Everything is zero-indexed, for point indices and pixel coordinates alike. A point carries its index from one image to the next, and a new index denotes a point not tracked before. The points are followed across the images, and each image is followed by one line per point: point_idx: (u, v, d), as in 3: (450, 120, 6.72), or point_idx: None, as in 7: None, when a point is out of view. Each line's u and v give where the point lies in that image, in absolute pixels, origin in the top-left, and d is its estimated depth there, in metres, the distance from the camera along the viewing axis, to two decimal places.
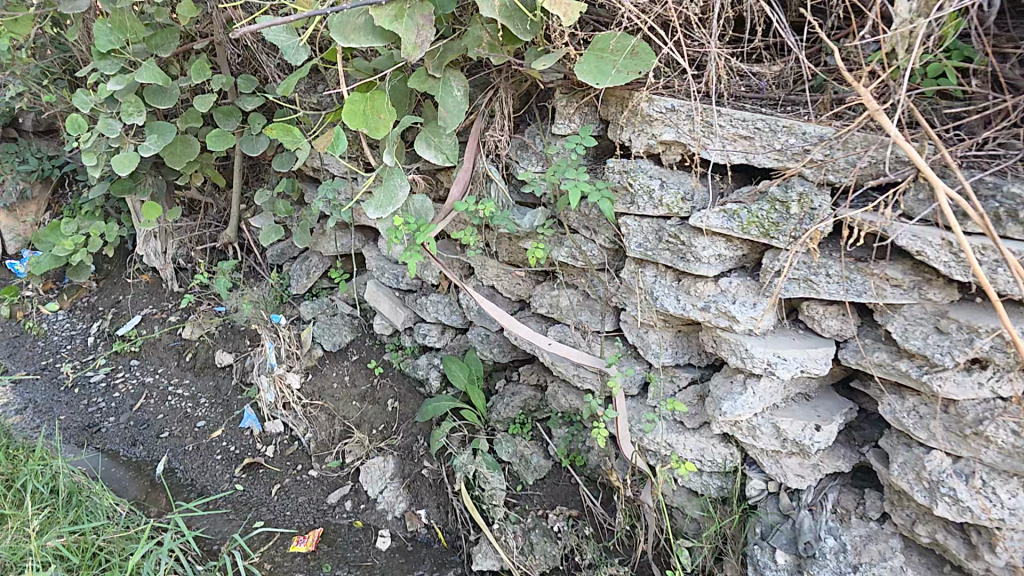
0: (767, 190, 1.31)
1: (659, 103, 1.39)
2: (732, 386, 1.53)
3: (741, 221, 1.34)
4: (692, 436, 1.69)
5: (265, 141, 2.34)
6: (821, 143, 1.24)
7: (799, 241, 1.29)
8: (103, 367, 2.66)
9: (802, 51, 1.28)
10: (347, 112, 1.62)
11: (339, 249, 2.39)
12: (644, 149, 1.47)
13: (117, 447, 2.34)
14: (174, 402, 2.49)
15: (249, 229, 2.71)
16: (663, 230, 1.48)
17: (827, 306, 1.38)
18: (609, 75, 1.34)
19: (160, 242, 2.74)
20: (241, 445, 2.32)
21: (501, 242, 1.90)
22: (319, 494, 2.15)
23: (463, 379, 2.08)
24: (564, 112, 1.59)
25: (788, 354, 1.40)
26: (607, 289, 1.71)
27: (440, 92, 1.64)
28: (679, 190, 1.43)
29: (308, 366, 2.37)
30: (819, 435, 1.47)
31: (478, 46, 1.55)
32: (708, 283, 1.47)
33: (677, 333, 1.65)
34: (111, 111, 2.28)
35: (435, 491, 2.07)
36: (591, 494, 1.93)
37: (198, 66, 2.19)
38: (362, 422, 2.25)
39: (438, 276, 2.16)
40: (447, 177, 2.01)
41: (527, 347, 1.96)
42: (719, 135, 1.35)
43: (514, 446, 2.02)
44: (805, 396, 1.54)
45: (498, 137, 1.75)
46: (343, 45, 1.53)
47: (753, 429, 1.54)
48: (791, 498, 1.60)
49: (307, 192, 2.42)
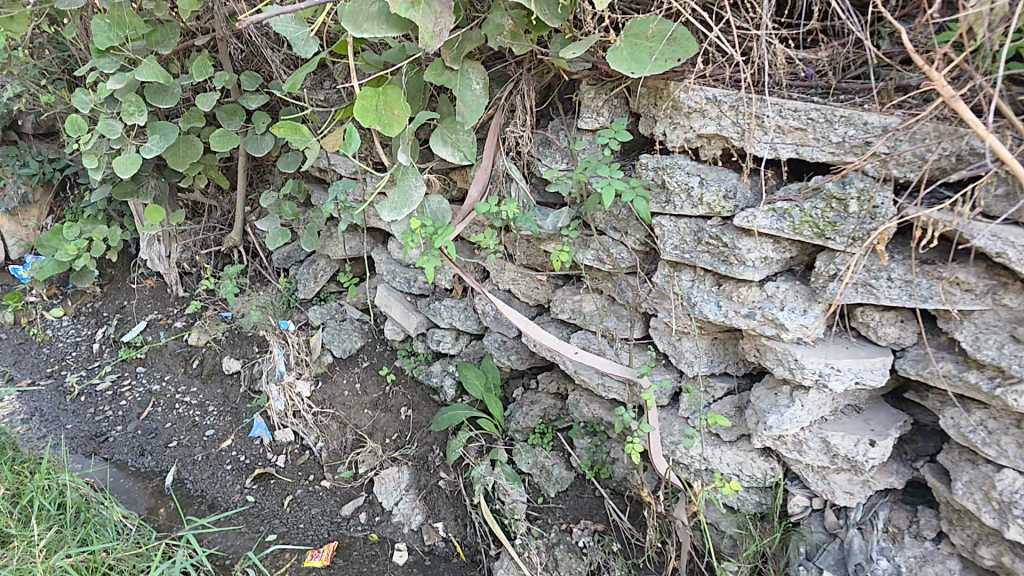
0: (822, 187, 1.22)
1: (699, 93, 1.30)
2: (777, 399, 1.42)
3: (792, 221, 1.25)
4: (729, 449, 1.55)
5: (270, 140, 2.25)
6: (885, 134, 1.15)
7: (860, 243, 1.20)
8: (108, 374, 2.57)
9: (865, 35, 1.17)
10: (358, 108, 1.53)
11: (348, 252, 2.29)
12: (681, 144, 1.38)
13: (126, 458, 2.25)
14: (182, 410, 2.40)
15: (255, 231, 2.61)
16: (703, 231, 1.38)
17: (884, 312, 1.27)
18: (646, 65, 1.25)
19: (164, 245, 2.66)
20: (251, 455, 2.22)
21: (520, 245, 1.79)
22: (332, 506, 2.05)
23: (479, 387, 1.97)
24: (592, 105, 1.50)
25: (842, 365, 1.29)
26: (636, 294, 1.60)
27: (458, 85, 1.54)
28: (721, 187, 1.34)
29: (318, 373, 2.28)
30: (874, 452, 1.34)
31: (499, 34, 1.47)
32: (752, 287, 1.37)
33: (713, 341, 1.54)
34: (112, 111, 2.19)
35: (452, 503, 1.96)
36: (617, 508, 1.81)
37: (200, 63, 2.09)
38: (375, 431, 2.15)
39: (452, 280, 2.05)
40: (462, 176, 1.90)
41: (548, 354, 1.85)
42: (767, 127, 1.26)
43: (534, 457, 1.91)
44: (854, 408, 1.42)
45: (519, 133, 1.63)
46: (356, 36, 1.44)
47: (800, 444, 1.42)
48: (839, 516, 1.46)
49: (314, 193, 2.31)
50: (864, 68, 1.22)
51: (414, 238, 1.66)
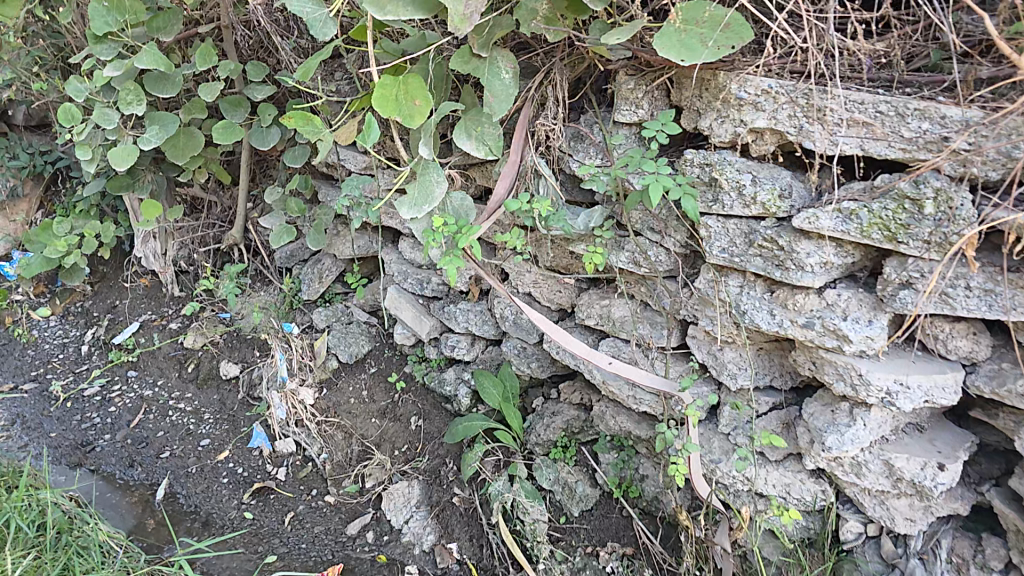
0: (893, 187, 1.13)
1: (754, 84, 1.22)
2: (834, 417, 1.30)
3: (860, 224, 1.16)
4: (776, 469, 1.43)
5: (277, 132, 2.13)
6: (966, 130, 1.07)
7: (937, 246, 1.11)
8: (97, 378, 2.42)
9: (949, 25, 1.12)
10: (377, 97, 1.42)
11: (357, 252, 2.17)
12: (730, 139, 1.29)
13: (114, 469, 2.09)
14: (175, 418, 2.25)
15: (257, 229, 2.48)
16: (755, 232, 1.28)
17: (954, 324, 1.19)
18: (698, 53, 1.17)
19: (160, 242, 2.53)
20: (249, 467, 2.08)
21: (547, 247, 1.68)
22: (336, 523, 1.90)
23: (497, 396, 1.86)
24: (631, 97, 1.40)
25: (911, 381, 1.19)
26: (674, 300, 1.48)
27: (486, 74, 1.43)
28: (775, 185, 1.25)
29: (321, 379, 2.17)
30: (943, 476, 1.23)
31: (533, 19, 1.36)
32: (810, 295, 1.26)
33: (758, 352, 1.42)
34: (108, 100, 2.07)
35: (467, 522, 1.82)
36: (648, 530, 1.66)
37: (205, 52, 1.96)
38: (382, 442, 2.03)
39: (469, 282, 1.93)
40: (481, 172, 1.78)
41: (572, 362, 1.74)
42: (831, 121, 1.17)
43: (557, 472, 1.78)
44: (917, 427, 1.31)
45: (550, 126, 1.52)
46: (379, 18, 1.33)
47: (859, 466, 1.30)
48: (896, 544, 1.35)
49: (321, 189, 2.20)
50: (923, 63, 1.18)
51: (435, 236, 1.54)
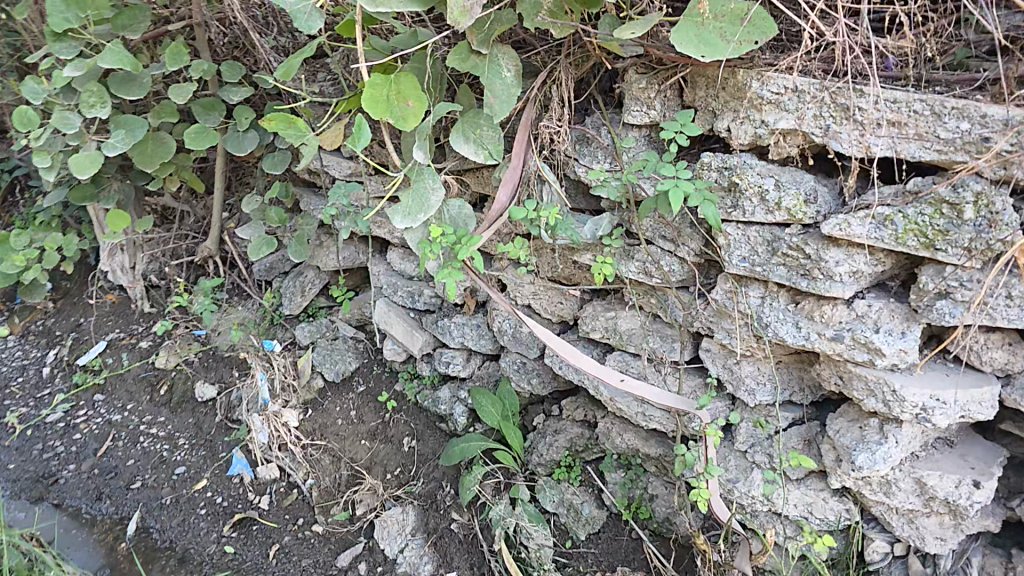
0: (929, 191, 1.06)
1: (774, 82, 1.14)
2: (864, 434, 1.24)
3: (895, 230, 1.09)
4: (796, 488, 1.37)
5: (253, 137, 2.00)
6: (1007, 130, 0.99)
7: (977, 253, 1.04)
8: (60, 404, 2.23)
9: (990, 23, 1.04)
10: (367, 98, 1.31)
11: (342, 263, 2.06)
12: (749, 141, 1.22)
13: (80, 503, 1.96)
14: (147, 444, 2.09)
15: (234, 240, 2.34)
16: (779, 240, 1.21)
17: (989, 334, 1.14)
18: (720, 49, 1.09)
19: (128, 255, 2.36)
20: (230, 496, 1.94)
21: (550, 257, 1.58)
22: (325, 555, 1.78)
23: (496, 415, 1.76)
24: (641, 96, 1.31)
25: (949, 397, 1.13)
26: (688, 313, 1.40)
27: (486, 73, 1.33)
28: (800, 190, 1.17)
29: (306, 401, 2.03)
30: (978, 495, 1.19)
31: (537, 14, 1.25)
32: (838, 306, 1.19)
33: (777, 365, 1.36)
34: (68, 104, 1.91)
35: (467, 549, 1.72)
36: (659, 553, 1.58)
37: (174, 50, 1.82)
38: (373, 465, 1.91)
39: (464, 294, 1.83)
40: (476, 179, 1.69)
41: (577, 377, 1.65)
42: (861, 121, 1.10)
43: (560, 494, 1.71)
44: (947, 442, 1.27)
45: (555, 128, 1.42)
46: (370, 11, 1.21)
47: (888, 485, 1.25)
48: (924, 564, 1.32)
49: (303, 198, 2.08)
50: (949, 60, 1.12)
51: (433, 247, 1.43)
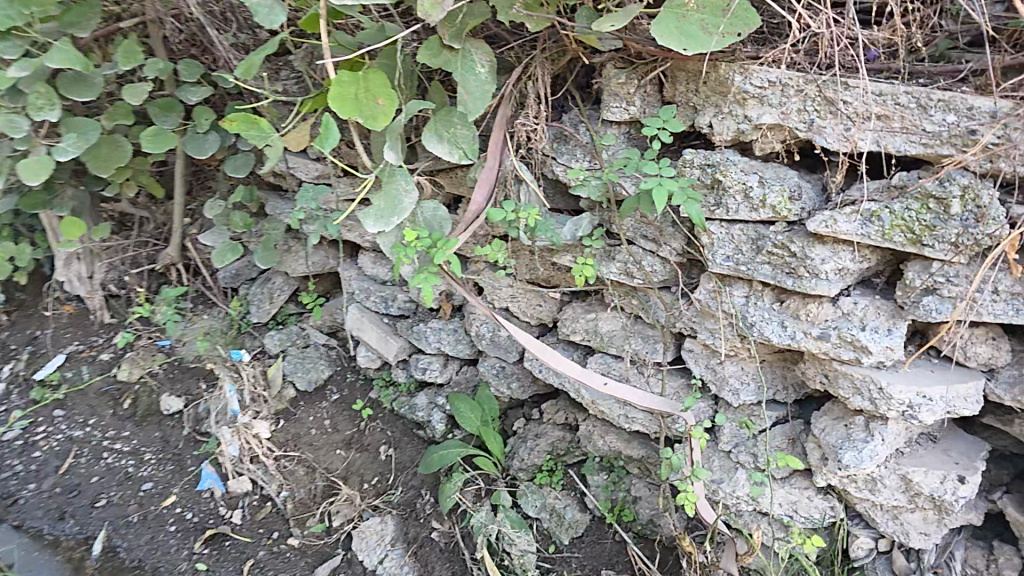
0: (915, 186, 1.04)
1: (758, 76, 1.11)
2: (849, 432, 1.23)
3: (882, 226, 1.07)
4: (781, 488, 1.35)
5: (214, 138, 1.91)
6: (995, 122, 0.98)
7: (964, 248, 1.03)
8: (17, 421, 2.05)
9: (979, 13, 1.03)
10: (333, 96, 1.24)
11: (312, 269, 1.98)
12: (732, 137, 1.19)
13: (40, 524, 1.85)
14: (111, 460, 1.97)
15: (197, 246, 2.22)
16: (764, 239, 1.18)
17: (973, 329, 1.13)
18: (704, 42, 1.05)
19: (85, 264, 2.17)
20: (200, 512, 1.86)
21: (527, 259, 1.54)
22: (302, 569, 1.73)
23: (475, 421, 1.71)
24: (621, 92, 1.28)
25: (935, 394, 1.12)
26: (671, 314, 1.37)
27: (459, 68, 1.28)
28: (784, 186, 1.15)
29: (277, 411, 1.96)
30: (963, 490, 1.19)
31: (512, 6, 1.20)
32: (823, 304, 1.17)
33: (761, 364, 1.34)
34: (15, 107, 1.77)
35: (447, 558, 1.69)
36: (644, 555, 1.56)
37: (127, 47, 1.73)
38: (349, 475, 1.85)
39: (439, 298, 1.78)
40: (449, 179, 1.63)
41: (557, 381, 1.61)
42: (845, 115, 1.08)
43: (543, 499, 1.67)
44: (931, 438, 1.27)
45: (531, 126, 1.37)
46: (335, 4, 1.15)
47: (873, 482, 1.25)
48: (908, 559, 1.31)
49: (269, 202, 2.00)
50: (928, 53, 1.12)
51: (408, 252, 1.38)
